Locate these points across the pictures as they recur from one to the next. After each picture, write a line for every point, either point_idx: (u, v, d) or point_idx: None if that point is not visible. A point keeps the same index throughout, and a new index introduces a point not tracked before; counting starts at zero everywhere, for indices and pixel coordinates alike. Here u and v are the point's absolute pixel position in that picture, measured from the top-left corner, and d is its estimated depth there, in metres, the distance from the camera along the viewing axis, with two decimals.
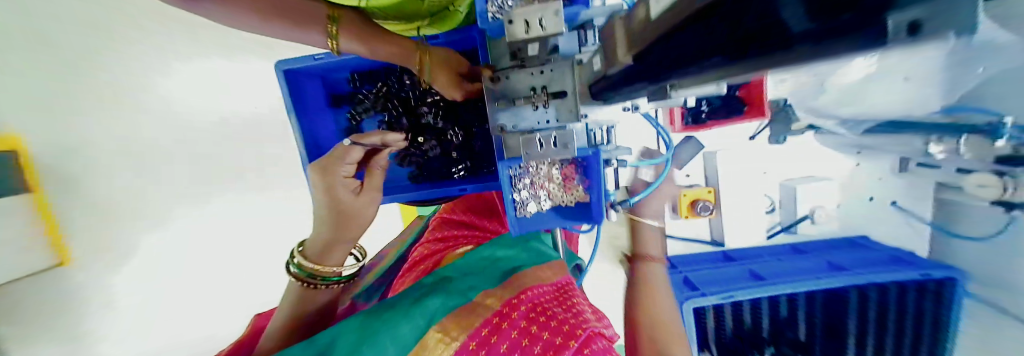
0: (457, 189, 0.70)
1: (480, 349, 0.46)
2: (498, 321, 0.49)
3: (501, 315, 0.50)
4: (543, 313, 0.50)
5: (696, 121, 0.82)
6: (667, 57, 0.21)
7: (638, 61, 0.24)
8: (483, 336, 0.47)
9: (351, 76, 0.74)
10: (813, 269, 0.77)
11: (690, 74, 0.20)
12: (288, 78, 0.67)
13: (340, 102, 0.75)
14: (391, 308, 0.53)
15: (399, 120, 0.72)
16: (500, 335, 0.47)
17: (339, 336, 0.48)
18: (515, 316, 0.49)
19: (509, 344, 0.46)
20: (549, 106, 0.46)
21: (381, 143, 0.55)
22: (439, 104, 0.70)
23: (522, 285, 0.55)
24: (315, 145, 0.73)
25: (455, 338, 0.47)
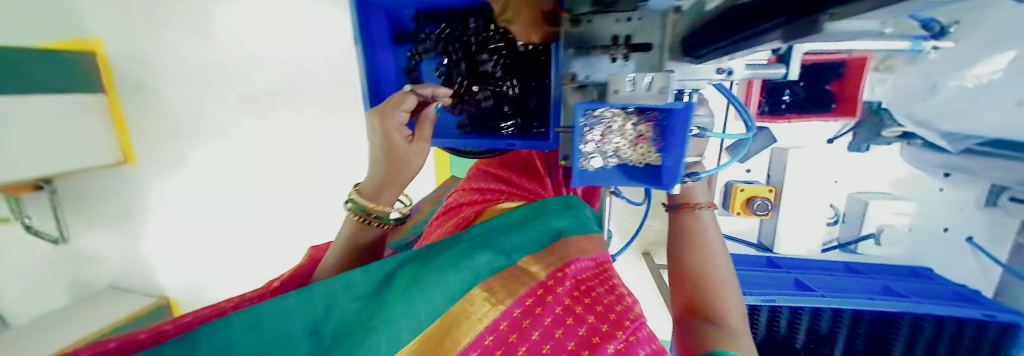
0: (504, 143, 0.69)
1: (524, 320, 0.41)
2: (542, 293, 0.45)
3: (546, 288, 0.46)
4: (587, 294, 0.48)
5: (775, 109, 0.81)
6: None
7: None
8: (527, 306, 0.43)
9: (415, 13, 0.73)
10: (866, 288, 0.74)
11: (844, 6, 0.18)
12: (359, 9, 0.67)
13: (402, 39, 0.75)
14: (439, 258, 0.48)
15: (458, 63, 0.71)
16: (545, 308, 0.43)
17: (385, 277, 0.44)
18: (559, 291, 0.46)
19: (554, 320, 0.42)
20: (630, 59, 0.44)
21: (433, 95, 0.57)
22: (500, 53, 0.68)
23: (565, 253, 0.54)
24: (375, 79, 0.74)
25: (501, 301, 0.42)
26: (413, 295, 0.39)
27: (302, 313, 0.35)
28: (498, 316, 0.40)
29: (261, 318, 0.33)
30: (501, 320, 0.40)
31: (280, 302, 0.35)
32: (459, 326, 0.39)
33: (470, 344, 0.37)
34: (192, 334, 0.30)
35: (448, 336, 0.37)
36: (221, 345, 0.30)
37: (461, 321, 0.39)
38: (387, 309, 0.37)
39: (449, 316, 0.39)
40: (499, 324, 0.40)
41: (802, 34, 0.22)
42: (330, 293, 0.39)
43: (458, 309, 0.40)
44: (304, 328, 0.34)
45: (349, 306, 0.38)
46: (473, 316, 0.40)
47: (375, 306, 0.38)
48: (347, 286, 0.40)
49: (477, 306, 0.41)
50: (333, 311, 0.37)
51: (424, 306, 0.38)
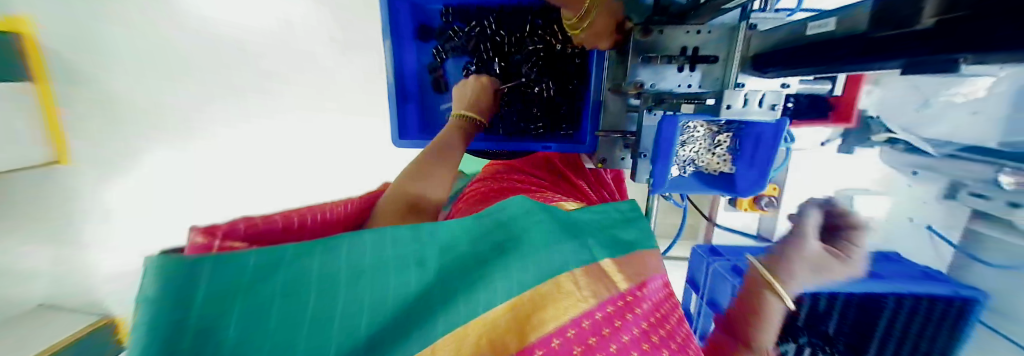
0: (538, 146, 0.69)
1: (604, 326, 0.30)
2: (623, 304, 0.32)
3: (628, 301, 0.32)
4: (667, 321, 0.34)
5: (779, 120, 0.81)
6: (953, 36, 0.20)
7: (911, 38, 0.23)
8: (609, 313, 0.30)
9: (443, 8, 0.70)
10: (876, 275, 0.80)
11: (977, 56, 0.20)
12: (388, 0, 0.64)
13: (427, 36, 0.71)
14: (539, 212, 0.37)
15: (490, 63, 0.70)
16: (627, 322, 0.31)
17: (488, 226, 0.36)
18: (639, 311, 0.32)
19: (633, 337, 0.30)
20: (696, 70, 0.46)
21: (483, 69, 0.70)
22: (538, 54, 0.66)
23: (640, 270, 0.37)
24: (400, 76, 0.71)
25: (590, 296, 0.31)
26: (514, 261, 0.31)
27: (399, 250, 0.30)
28: (585, 310, 0.30)
29: (361, 245, 0.29)
30: (587, 316, 0.29)
31: (381, 231, 0.30)
32: (546, 308, 0.29)
33: (552, 332, 0.28)
34: (305, 244, 0.28)
35: (533, 316, 0.29)
36: (320, 270, 0.27)
37: (551, 303, 0.29)
38: (483, 273, 0.30)
39: (539, 294, 0.30)
40: (579, 325, 0.29)
41: (929, 67, 0.23)
42: (427, 232, 0.32)
43: (552, 287, 0.30)
44: (399, 265, 0.29)
45: (441, 255, 0.31)
46: (560, 303, 0.30)
47: (465, 265, 0.31)
48: (444, 229, 0.33)
49: (571, 289, 0.31)
50: (427, 254, 0.30)
51: (520, 275, 0.30)
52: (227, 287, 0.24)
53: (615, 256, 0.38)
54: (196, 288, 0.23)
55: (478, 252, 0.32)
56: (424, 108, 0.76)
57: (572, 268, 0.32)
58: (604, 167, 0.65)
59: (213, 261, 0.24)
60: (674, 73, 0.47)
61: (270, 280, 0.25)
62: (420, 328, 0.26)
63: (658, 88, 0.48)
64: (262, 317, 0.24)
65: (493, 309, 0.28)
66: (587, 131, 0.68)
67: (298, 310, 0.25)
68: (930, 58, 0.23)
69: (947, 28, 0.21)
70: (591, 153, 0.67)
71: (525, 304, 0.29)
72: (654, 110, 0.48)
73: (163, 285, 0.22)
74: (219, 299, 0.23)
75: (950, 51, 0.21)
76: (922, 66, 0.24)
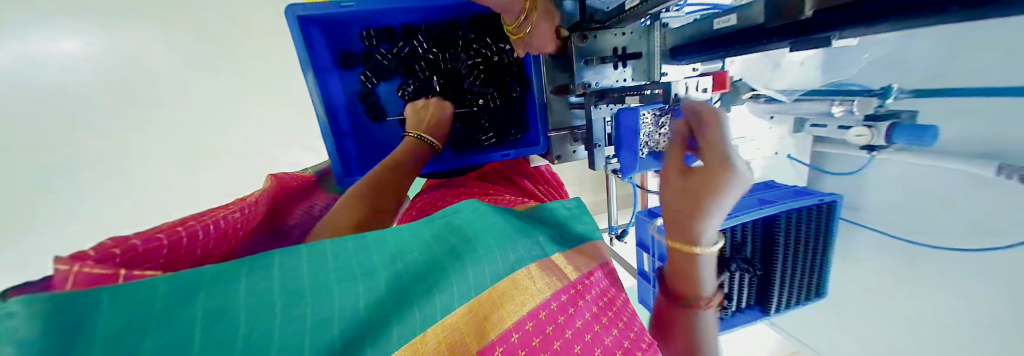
0: (498, 154, 0.70)
1: (560, 315, 0.39)
2: (577, 292, 0.42)
3: (576, 292, 0.42)
4: (611, 304, 0.44)
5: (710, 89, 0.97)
6: (852, 14, 0.28)
7: (812, 20, 0.31)
8: (562, 304, 0.40)
9: (364, 31, 0.65)
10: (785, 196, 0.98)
11: (870, 22, 0.28)
12: (301, 31, 0.57)
13: (351, 62, 0.65)
14: (492, 220, 0.45)
15: (429, 81, 0.69)
16: (578, 310, 0.40)
17: (435, 236, 0.40)
18: (586, 300, 0.42)
19: (583, 322, 0.40)
20: (627, 66, 0.53)
21: (420, 87, 0.68)
22: (479, 68, 0.68)
23: (589, 261, 0.49)
24: (330, 108, 0.64)
25: (545, 289, 0.40)
26: (466, 268, 0.37)
27: (339, 264, 0.33)
28: (536, 306, 0.38)
29: (297, 260, 0.31)
30: (538, 311, 0.38)
31: (319, 245, 0.33)
32: (505, 305, 0.36)
33: (510, 328, 0.35)
34: (227, 264, 0.28)
35: (493, 315, 0.35)
36: (250, 290, 0.27)
37: (509, 300, 0.37)
38: (433, 280, 0.35)
39: (495, 294, 0.37)
40: (537, 316, 0.37)
41: (824, 37, 0.32)
42: (373, 241, 0.36)
43: (509, 285, 0.38)
44: (348, 279, 0.32)
45: (388, 267, 0.35)
46: (517, 300, 0.37)
47: (416, 277, 0.35)
48: (388, 241, 0.37)
49: (527, 285, 0.39)
50: (372, 266, 0.34)
51: (473, 278, 0.37)
52: (132, 323, 0.22)
53: (566, 250, 0.49)
54: (93, 324, 0.21)
55: (429, 259, 0.38)
56: (361, 139, 0.69)
57: (526, 266, 0.41)
58: (560, 163, 0.69)
59: (108, 293, 0.22)
60: (605, 71, 0.53)
61: (185, 310, 0.24)
62: (372, 341, 0.29)
63: (600, 85, 0.54)
64: (178, 347, 0.23)
65: (451, 313, 0.34)
66: (538, 134, 0.71)
67: (225, 336, 0.25)
68: (826, 31, 0.31)
69: (845, 8, 0.29)
70: (545, 153, 0.70)
71: (483, 303, 0.36)
72: (599, 105, 0.52)
73: (48, 321, 0.19)
74: (125, 334, 0.22)
75: (848, 23, 0.29)
76: (813, 38, 0.33)
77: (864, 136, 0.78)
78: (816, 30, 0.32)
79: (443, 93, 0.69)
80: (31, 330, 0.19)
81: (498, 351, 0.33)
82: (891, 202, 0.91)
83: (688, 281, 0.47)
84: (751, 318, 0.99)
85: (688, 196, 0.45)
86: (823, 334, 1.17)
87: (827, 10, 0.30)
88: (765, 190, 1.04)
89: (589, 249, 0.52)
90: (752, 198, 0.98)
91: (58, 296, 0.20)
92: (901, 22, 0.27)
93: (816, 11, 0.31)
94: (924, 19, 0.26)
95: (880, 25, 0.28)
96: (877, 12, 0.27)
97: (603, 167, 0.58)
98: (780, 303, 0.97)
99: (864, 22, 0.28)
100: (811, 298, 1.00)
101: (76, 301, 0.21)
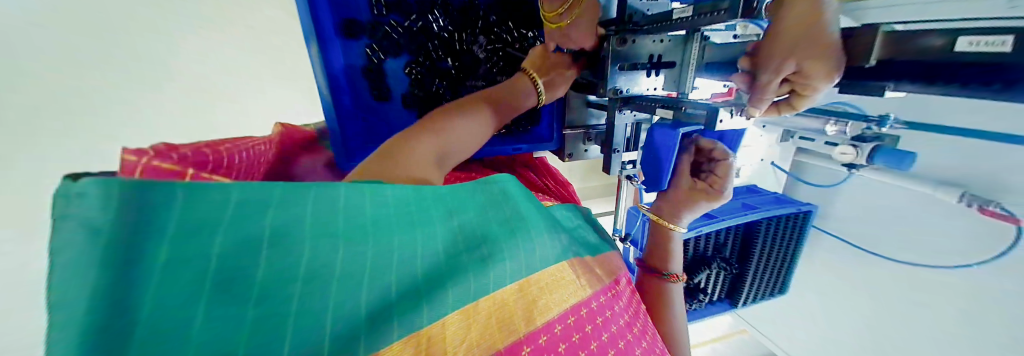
0: (510, 148, 0.67)
1: (599, 315, 0.38)
2: (614, 295, 0.42)
3: (611, 294, 0.41)
4: (637, 315, 0.44)
5: None
6: (916, 71, 0.28)
7: (876, 65, 0.31)
8: (602, 303, 0.39)
9: None
10: (768, 200, 1.03)
11: (929, 82, 0.28)
12: None
13: (357, 31, 0.58)
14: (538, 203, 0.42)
15: (442, 62, 0.64)
16: (612, 312, 0.39)
17: (488, 202, 0.38)
18: (618, 308, 0.41)
19: (618, 325, 0.39)
20: (659, 74, 0.51)
21: (431, 66, 0.63)
22: (498, 54, 0.65)
23: (610, 270, 0.46)
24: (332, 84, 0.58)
25: (587, 286, 0.38)
26: (516, 243, 0.35)
27: (400, 209, 0.32)
28: (577, 303, 0.36)
29: (360, 196, 0.29)
30: (581, 308, 0.36)
31: (379, 187, 0.31)
32: (551, 293, 0.35)
33: (554, 319, 0.33)
34: (291, 187, 0.26)
35: (541, 299, 0.34)
36: (312, 218, 0.27)
37: (555, 289, 0.35)
38: (485, 249, 0.33)
39: (543, 279, 0.35)
40: (579, 312, 0.36)
41: (878, 86, 0.32)
42: (428, 192, 0.34)
43: (556, 274, 0.36)
44: (405, 230, 0.31)
45: (444, 224, 0.34)
46: (562, 293, 0.35)
47: (468, 244, 0.34)
48: (445, 197, 0.35)
49: (570, 278, 0.37)
50: (428, 222, 0.33)
51: (525, 258, 0.34)
52: (198, 226, 0.22)
53: (597, 254, 0.47)
54: (156, 214, 0.20)
55: (483, 227, 0.35)
56: (365, 119, 0.64)
57: (569, 260, 0.39)
58: (569, 160, 0.69)
59: (179, 193, 0.21)
60: (634, 78, 0.51)
61: (251, 228, 0.24)
62: (426, 297, 0.28)
63: (629, 91, 0.52)
64: (241, 256, 0.23)
65: (503, 288, 0.32)
66: (550, 129, 0.67)
67: (282, 260, 0.24)
68: (884, 82, 0.31)
69: (910, 61, 0.28)
70: (555, 148, 0.69)
71: (533, 286, 0.34)
72: (624, 110, 0.54)
73: (117, 207, 0.18)
74: (191, 233, 0.21)
75: (907, 77, 0.29)
76: (866, 86, 0.33)
77: (848, 154, 0.85)
78: (875, 77, 0.31)
79: (455, 76, 0.65)
80: (100, 214, 0.18)
81: (542, 339, 0.32)
82: (857, 215, 0.99)
83: (665, 255, 0.60)
84: (720, 310, 1.08)
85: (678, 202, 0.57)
86: (777, 325, 1.29)
87: (891, 57, 0.30)
88: (748, 193, 1.09)
89: (609, 258, 0.49)
90: (740, 202, 1.02)
91: (133, 186, 0.19)
92: (961, 90, 0.27)
93: (882, 57, 0.30)
94: (960, 88, 0.27)
95: (938, 88, 0.28)
96: (939, 75, 0.27)
97: (618, 172, 0.60)
98: (745, 298, 1.07)
99: (925, 80, 0.28)
100: (775, 294, 1.09)
101: (146, 195, 0.20)
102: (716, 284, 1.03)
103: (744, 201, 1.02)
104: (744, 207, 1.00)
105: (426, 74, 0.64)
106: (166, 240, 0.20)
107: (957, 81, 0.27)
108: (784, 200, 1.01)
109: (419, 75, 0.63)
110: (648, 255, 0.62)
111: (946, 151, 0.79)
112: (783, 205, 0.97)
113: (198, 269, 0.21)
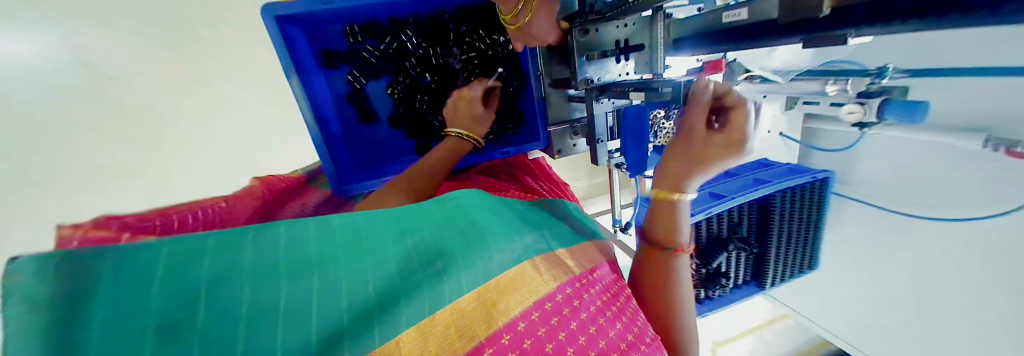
0: (498, 152, 0.68)
1: (565, 306, 0.38)
2: (583, 285, 0.41)
3: (580, 284, 0.41)
4: (616, 297, 0.43)
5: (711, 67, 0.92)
6: (875, 13, 0.27)
7: (832, 13, 0.30)
8: (567, 295, 0.38)
9: (347, 28, 0.61)
10: (781, 173, 0.98)
11: (888, 22, 0.27)
12: (271, 25, 0.52)
13: (336, 61, 0.61)
14: (495, 212, 0.44)
15: (421, 78, 0.66)
16: (580, 301, 0.39)
17: (440, 218, 0.40)
18: (589, 297, 0.40)
19: (589, 313, 0.39)
20: (629, 59, 0.51)
21: (412, 84, 0.65)
22: (473, 62, 0.66)
23: (590, 257, 0.47)
24: (318, 114, 0.60)
25: (552, 280, 0.39)
26: (471, 255, 0.36)
27: (346, 238, 0.33)
28: (540, 300, 0.36)
29: (302, 230, 0.32)
30: (544, 302, 0.36)
31: (322, 220, 0.34)
32: (512, 294, 0.35)
33: (517, 317, 0.34)
34: (229, 234, 0.28)
35: (502, 301, 0.34)
36: (253, 261, 0.28)
37: (517, 289, 0.36)
38: (439, 264, 0.34)
39: (504, 281, 0.36)
40: (543, 306, 0.36)
41: (838, 36, 0.30)
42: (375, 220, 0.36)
43: (516, 275, 0.37)
44: (351, 258, 0.32)
45: (396, 246, 0.35)
46: (525, 289, 0.36)
47: (421, 261, 0.35)
48: (394, 220, 0.37)
49: (532, 276, 0.38)
50: (378, 246, 0.34)
51: (481, 265, 0.35)
52: (136, 284, 0.23)
53: (570, 245, 0.47)
54: (94, 279, 0.21)
55: (438, 242, 0.37)
56: (355, 142, 0.67)
57: (531, 258, 0.40)
58: (560, 157, 0.69)
59: (112, 257, 0.22)
60: (603, 66, 0.52)
61: (193, 275, 0.25)
62: (379, 317, 0.29)
63: (602, 80, 0.53)
64: (185, 305, 0.24)
65: (459, 298, 0.32)
66: (536, 128, 0.69)
67: (228, 303, 0.25)
68: (844, 28, 0.30)
69: (870, 5, 0.27)
70: (544, 147, 0.70)
71: (491, 290, 0.34)
72: (601, 99, 0.53)
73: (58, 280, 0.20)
74: (130, 289, 0.22)
75: (867, 18, 0.28)
76: (826, 37, 0.31)
77: (855, 113, 0.78)
78: (835, 26, 0.30)
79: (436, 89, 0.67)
80: (43, 285, 0.20)
81: (506, 339, 0.32)
82: (880, 174, 0.94)
83: (668, 234, 0.48)
84: (745, 293, 1.03)
85: (689, 159, 0.44)
86: (816, 304, 1.22)
87: (849, 2, 0.28)
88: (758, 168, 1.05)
89: (592, 249, 0.50)
90: (751, 178, 0.98)
91: (72, 255, 0.21)
92: (924, 24, 0.26)
93: (838, 3, 0.29)
94: (920, 22, 0.26)
95: (900, 27, 0.27)
96: (898, 13, 0.26)
97: (606, 161, 0.60)
98: (774, 278, 1.00)
99: (885, 20, 0.27)
100: (805, 270, 1.03)
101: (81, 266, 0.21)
102: (736, 266, 0.99)
103: (756, 176, 0.98)
104: (755, 182, 0.96)
105: (408, 92, 0.66)
106: (106, 304, 0.21)
107: (918, 16, 0.25)
108: (798, 170, 0.96)
109: (402, 93, 0.65)
110: (648, 237, 0.50)
111: (963, 95, 0.75)
112: (798, 175, 0.92)
113: (139, 321, 0.22)
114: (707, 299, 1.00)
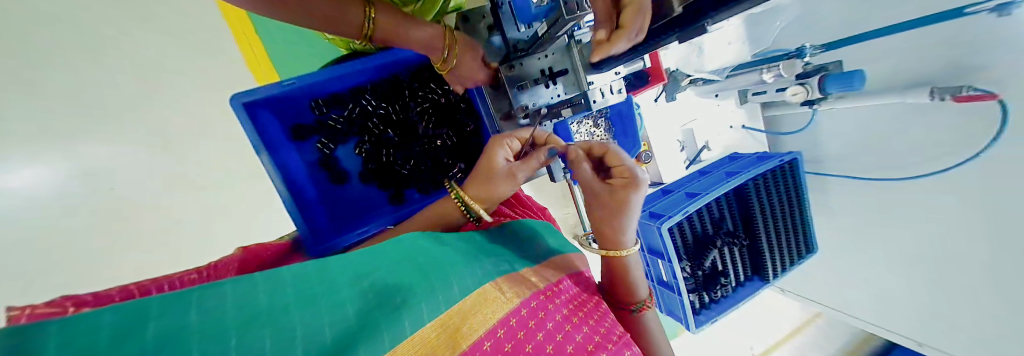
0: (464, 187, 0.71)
1: (531, 319, 0.39)
2: (548, 296, 0.43)
3: (543, 299, 0.42)
4: (583, 306, 0.45)
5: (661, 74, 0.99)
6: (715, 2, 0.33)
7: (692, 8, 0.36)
8: (532, 308, 0.40)
9: (313, 102, 0.67)
10: (750, 162, 0.99)
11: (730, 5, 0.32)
12: (241, 106, 0.57)
13: (306, 133, 0.67)
14: (446, 251, 0.46)
15: (385, 135, 0.72)
16: (546, 314, 0.40)
17: (395, 261, 0.40)
18: (554, 307, 0.42)
19: (555, 324, 0.40)
20: (558, 83, 0.56)
21: (376, 142, 0.71)
22: (429, 112, 0.72)
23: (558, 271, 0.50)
24: (292, 184, 0.65)
25: (514, 297, 0.40)
26: (428, 289, 0.36)
27: (298, 289, 0.32)
28: (504, 316, 0.37)
29: (248, 289, 0.30)
30: (508, 319, 0.37)
31: (274, 276, 0.33)
32: (473, 317, 0.36)
33: (482, 337, 0.34)
34: (173, 295, 0.25)
35: (464, 325, 0.35)
36: (200, 319, 0.25)
37: (478, 311, 0.36)
38: (397, 300, 0.34)
39: (463, 307, 0.36)
40: (507, 323, 0.37)
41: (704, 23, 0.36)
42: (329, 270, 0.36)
43: (477, 299, 0.38)
44: (304, 306, 0.30)
45: (352, 289, 0.34)
46: (488, 310, 0.37)
47: (379, 299, 0.34)
48: (346, 268, 0.37)
49: (495, 296, 0.39)
50: (333, 293, 0.33)
51: (441, 296, 0.36)
52: (86, 346, 0.19)
53: (533, 265, 0.50)
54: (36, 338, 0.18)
55: (394, 281, 0.37)
56: (330, 203, 0.70)
57: (494, 281, 0.42)
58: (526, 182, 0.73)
59: (56, 327, 0.19)
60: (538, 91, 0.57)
61: (140, 336, 0.21)
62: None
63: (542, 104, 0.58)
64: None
65: (420, 329, 0.32)
66: None
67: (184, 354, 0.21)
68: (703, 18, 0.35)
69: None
70: None
71: (452, 318, 0.34)
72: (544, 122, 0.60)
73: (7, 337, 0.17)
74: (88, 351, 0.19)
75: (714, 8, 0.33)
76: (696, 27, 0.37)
77: (800, 94, 0.83)
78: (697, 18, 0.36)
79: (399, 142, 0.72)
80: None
81: None
82: (852, 146, 0.96)
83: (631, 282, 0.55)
84: (750, 290, 0.99)
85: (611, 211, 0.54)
86: None
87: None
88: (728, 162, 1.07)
89: (550, 267, 0.51)
90: (723, 172, 1.00)
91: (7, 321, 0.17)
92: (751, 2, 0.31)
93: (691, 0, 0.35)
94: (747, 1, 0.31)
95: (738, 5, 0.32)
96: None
97: (562, 176, 0.64)
98: (776, 267, 0.97)
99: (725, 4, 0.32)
100: (807, 253, 1.00)
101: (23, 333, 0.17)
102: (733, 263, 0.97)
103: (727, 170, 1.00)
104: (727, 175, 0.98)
105: (374, 149, 0.71)
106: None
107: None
108: (766, 157, 0.98)
109: (368, 151, 0.71)
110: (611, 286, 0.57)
111: (892, 57, 0.80)
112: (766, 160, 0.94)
113: None
114: (712, 303, 0.96)
